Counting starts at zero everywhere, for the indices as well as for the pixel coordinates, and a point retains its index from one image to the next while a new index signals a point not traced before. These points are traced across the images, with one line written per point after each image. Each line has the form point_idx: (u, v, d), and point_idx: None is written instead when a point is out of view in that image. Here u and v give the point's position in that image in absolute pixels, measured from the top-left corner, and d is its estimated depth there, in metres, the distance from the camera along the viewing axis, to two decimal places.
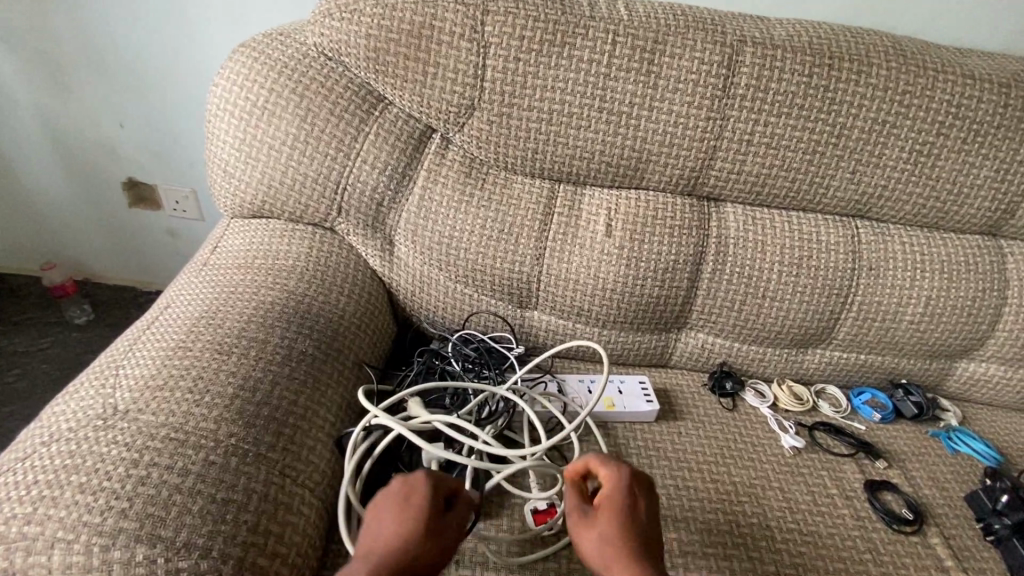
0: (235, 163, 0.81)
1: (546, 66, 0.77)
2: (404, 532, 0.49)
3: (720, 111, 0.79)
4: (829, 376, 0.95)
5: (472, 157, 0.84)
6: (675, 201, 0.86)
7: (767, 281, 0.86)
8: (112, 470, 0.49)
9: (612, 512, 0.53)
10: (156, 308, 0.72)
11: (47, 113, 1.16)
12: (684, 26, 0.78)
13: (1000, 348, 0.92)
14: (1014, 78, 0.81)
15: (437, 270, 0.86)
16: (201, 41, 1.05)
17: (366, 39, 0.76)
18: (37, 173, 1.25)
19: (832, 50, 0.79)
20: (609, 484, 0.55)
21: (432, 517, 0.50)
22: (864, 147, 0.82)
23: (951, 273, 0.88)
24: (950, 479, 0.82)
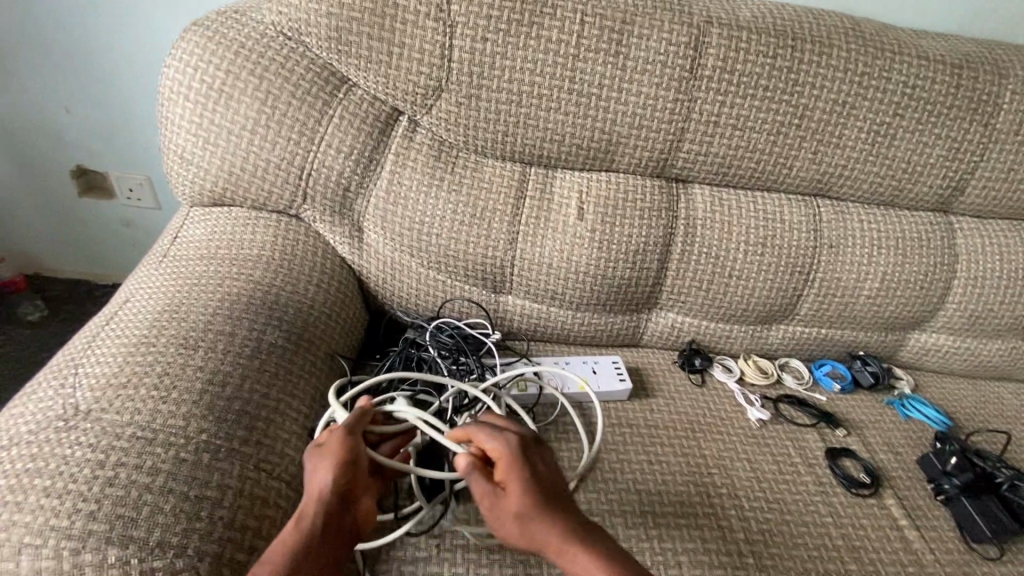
0: (192, 148, 0.78)
1: (514, 48, 0.76)
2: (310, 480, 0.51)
3: (687, 92, 0.80)
4: (792, 350, 0.99)
5: (441, 140, 0.82)
6: (644, 182, 0.86)
7: (733, 260, 0.89)
8: (76, 473, 0.48)
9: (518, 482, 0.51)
10: (115, 304, 0.69)
11: None
12: (651, 6, 0.78)
13: (950, 319, 0.97)
14: (965, 60, 0.85)
15: (409, 256, 0.85)
16: (152, 25, 1.00)
17: (328, 18, 0.73)
18: None
19: (795, 32, 0.80)
20: (505, 454, 0.53)
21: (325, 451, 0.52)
22: (825, 128, 0.84)
23: (905, 249, 0.92)
24: (904, 444, 0.87)
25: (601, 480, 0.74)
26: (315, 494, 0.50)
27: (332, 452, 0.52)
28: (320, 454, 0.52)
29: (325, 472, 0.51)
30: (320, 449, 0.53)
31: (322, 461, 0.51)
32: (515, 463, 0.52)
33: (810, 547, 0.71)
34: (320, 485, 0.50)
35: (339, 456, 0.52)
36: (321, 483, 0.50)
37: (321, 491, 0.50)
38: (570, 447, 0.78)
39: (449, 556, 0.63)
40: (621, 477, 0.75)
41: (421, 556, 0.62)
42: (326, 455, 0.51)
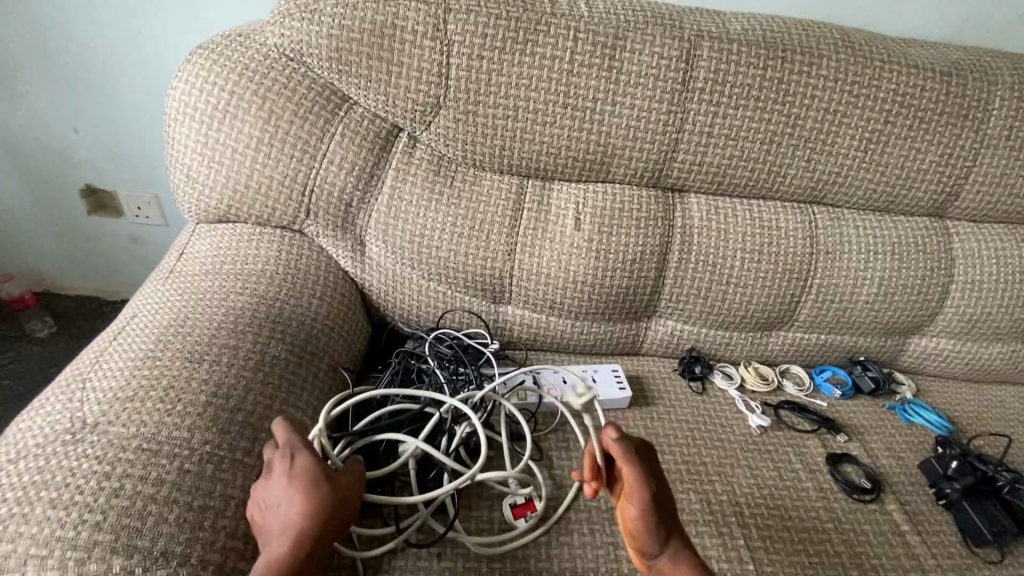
0: (198, 166, 0.80)
1: (509, 64, 0.78)
2: (279, 514, 0.47)
3: (680, 104, 0.81)
4: (793, 357, 0.99)
5: (440, 155, 0.84)
6: (640, 192, 0.88)
7: (730, 268, 0.89)
8: (84, 484, 0.49)
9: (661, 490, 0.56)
10: (122, 319, 0.71)
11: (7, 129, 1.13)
12: (643, 22, 0.79)
13: (949, 323, 0.97)
14: (955, 68, 0.86)
15: (410, 269, 0.87)
16: (159, 48, 1.03)
17: (328, 39, 0.76)
18: None
19: (785, 44, 0.82)
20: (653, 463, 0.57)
21: (300, 484, 0.47)
22: (818, 136, 0.85)
23: (902, 253, 0.93)
24: (906, 449, 0.87)
25: None
26: (285, 531, 0.46)
27: (302, 483, 0.48)
28: (286, 482, 0.48)
29: (297, 503, 0.47)
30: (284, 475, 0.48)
31: (291, 492, 0.47)
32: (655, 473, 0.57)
33: (811, 554, 0.71)
34: (291, 520, 0.46)
35: (309, 483, 0.48)
36: (292, 517, 0.46)
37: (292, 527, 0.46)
38: (570, 456, 0.78)
39: (450, 565, 0.64)
40: None
41: (422, 565, 0.63)
42: (292, 485, 0.48)
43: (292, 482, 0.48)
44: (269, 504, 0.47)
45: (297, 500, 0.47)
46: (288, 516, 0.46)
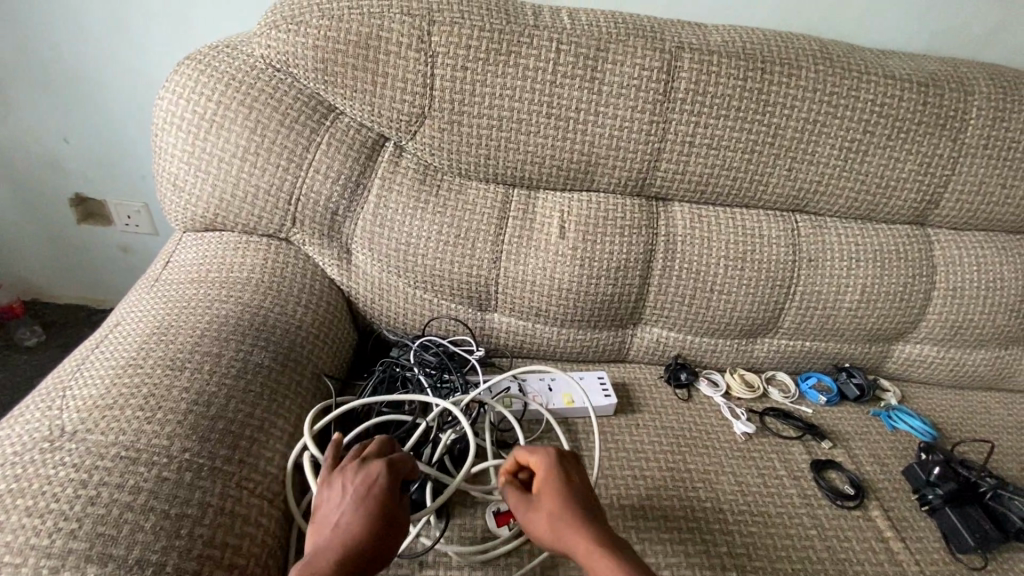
0: (184, 175, 0.81)
1: (493, 75, 0.79)
2: (342, 519, 0.52)
3: (663, 114, 0.82)
4: (778, 363, 1.00)
5: (426, 164, 0.85)
6: (624, 201, 0.89)
7: (714, 275, 0.90)
8: (60, 492, 0.49)
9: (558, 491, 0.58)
10: (106, 327, 0.71)
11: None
12: (625, 33, 0.81)
13: (932, 330, 0.98)
14: (932, 78, 0.88)
15: (396, 276, 0.87)
16: (148, 59, 1.04)
17: (314, 50, 0.77)
18: None
19: (764, 55, 0.83)
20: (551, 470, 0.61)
21: (369, 499, 0.54)
22: (799, 145, 0.86)
23: (884, 260, 0.94)
24: (890, 456, 0.88)
25: None
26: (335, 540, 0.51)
27: (373, 500, 0.54)
28: (356, 496, 0.54)
29: (361, 516, 0.52)
30: (358, 488, 0.55)
31: (358, 506, 0.53)
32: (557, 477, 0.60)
33: (794, 561, 0.71)
34: (349, 529, 0.52)
35: (377, 503, 0.54)
36: (348, 532, 0.51)
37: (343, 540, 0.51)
38: None
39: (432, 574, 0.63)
40: (606, 492, 0.76)
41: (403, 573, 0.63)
42: (360, 501, 0.53)
43: (362, 500, 0.54)
44: (337, 508, 0.54)
45: (360, 516, 0.53)
46: (346, 527, 0.52)
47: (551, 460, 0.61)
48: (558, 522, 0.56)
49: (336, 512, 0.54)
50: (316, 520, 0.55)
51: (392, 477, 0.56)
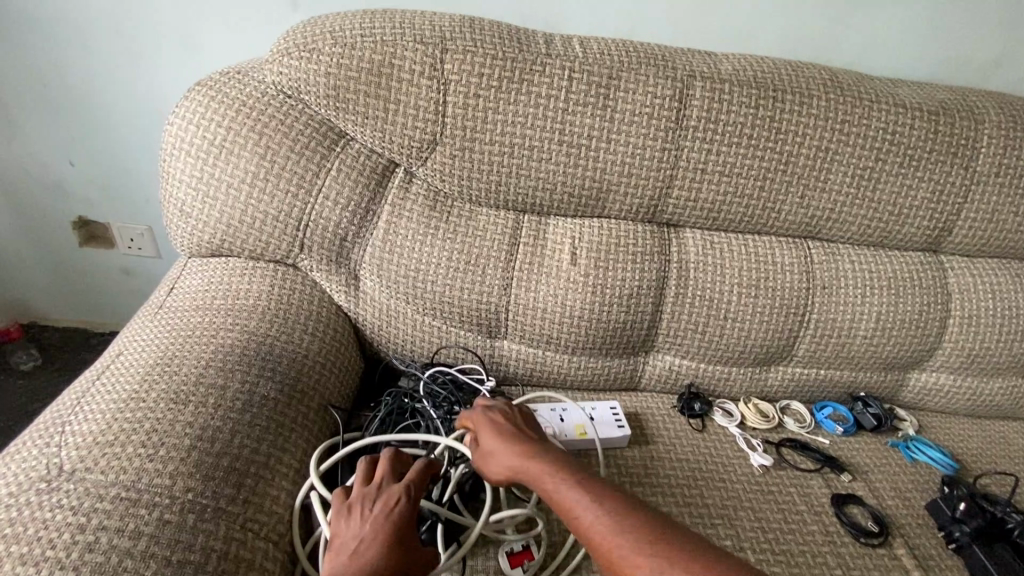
0: (192, 201, 0.80)
1: (506, 102, 0.78)
2: (360, 548, 0.51)
3: (674, 141, 0.82)
4: (792, 392, 0.98)
5: (437, 191, 0.84)
6: (636, 227, 0.88)
7: (727, 302, 0.89)
8: (57, 538, 0.46)
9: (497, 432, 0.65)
10: (107, 357, 0.69)
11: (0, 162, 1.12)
12: (637, 62, 0.81)
13: (949, 358, 0.97)
14: (942, 107, 0.88)
15: (405, 303, 0.86)
16: (158, 84, 1.04)
17: (327, 77, 0.76)
18: None
19: (775, 84, 0.83)
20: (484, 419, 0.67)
21: (388, 528, 0.53)
22: (811, 173, 0.86)
23: (898, 288, 0.93)
24: (912, 489, 0.85)
25: None
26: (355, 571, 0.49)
27: (391, 530, 0.53)
28: (376, 524, 0.53)
29: (378, 548, 0.51)
30: (374, 516, 0.53)
31: (376, 535, 0.52)
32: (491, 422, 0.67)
33: None
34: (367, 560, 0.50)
35: (396, 535, 0.52)
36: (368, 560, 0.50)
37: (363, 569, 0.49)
38: None
39: None
40: None
41: None
42: (381, 530, 0.52)
43: (381, 526, 0.53)
44: (354, 535, 0.52)
45: (379, 545, 0.51)
46: (364, 557, 0.50)
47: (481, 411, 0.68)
48: (502, 457, 0.61)
49: (352, 541, 0.52)
50: (331, 548, 0.52)
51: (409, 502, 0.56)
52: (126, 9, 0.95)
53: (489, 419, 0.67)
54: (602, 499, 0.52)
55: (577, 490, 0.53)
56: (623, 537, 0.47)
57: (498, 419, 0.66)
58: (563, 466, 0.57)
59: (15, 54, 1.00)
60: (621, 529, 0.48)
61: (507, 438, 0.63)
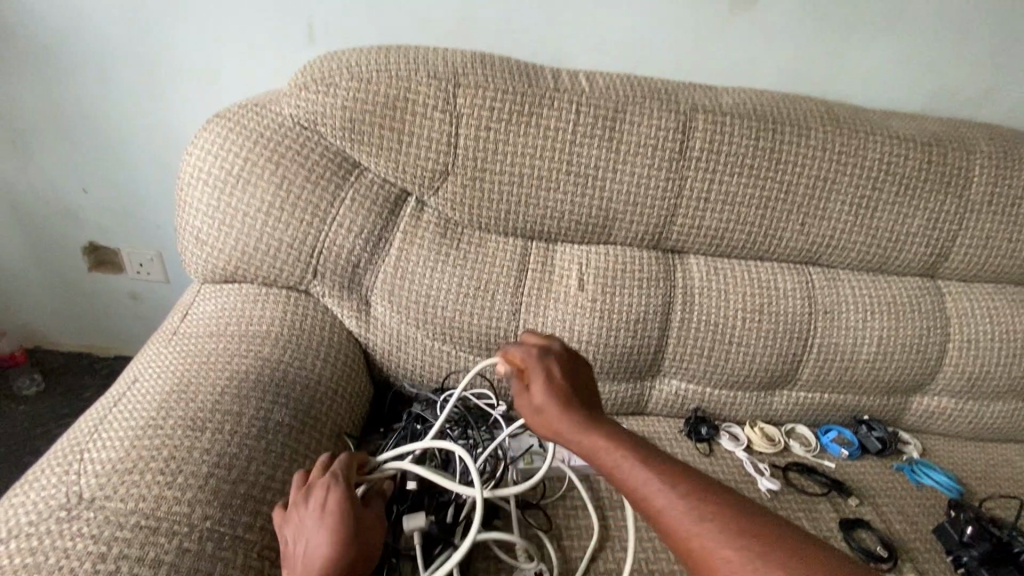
0: (207, 229, 0.81)
1: (515, 134, 0.81)
2: (309, 548, 0.51)
3: (678, 172, 0.85)
4: (797, 416, 0.99)
5: (447, 218, 0.86)
6: (642, 254, 0.90)
7: (731, 328, 0.91)
8: (79, 566, 0.47)
9: (546, 387, 0.57)
10: (122, 384, 0.70)
11: (12, 187, 1.14)
12: (641, 96, 0.84)
13: (950, 382, 0.98)
14: (935, 138, 0.91)
15: (415, 329, 0.87)
16: (173, 114, 1.06)
17: (343, 111, 0.79)
18: None
19: (775, 117, 0.86)
20: (529, 363, 0.59)
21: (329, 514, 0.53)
22: (810, 201, 0.89)
23: (898, 313, 0.95)
24: (919, 513, 0.86)
25: (613, 561, 0.72)
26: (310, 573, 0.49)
27: (330, 514, 0.53)
28: (316, 516, 0.53)
29: (321, 540, 0.51)
30: (317, 512, 0.53)
31: (319, 528, 0.52)
32: (536, 370, 0.58)
33: None
34: (316, 556, 0.50)
35: (337, 521, 0.53)
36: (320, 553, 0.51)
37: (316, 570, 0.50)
38: (580, 526, 0.76)
39: None
40: (633, 556, 0.73)
41: None
42: (322, 522, 0.52)
43: (324, 521, 0.53)
44: (302, 537, 0.52)
45: (325, 537, 0.52)
46: (314, 552, 0.51)
47: (532, 355, 0.59)
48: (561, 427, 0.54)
49: (300, 544, 0.52)
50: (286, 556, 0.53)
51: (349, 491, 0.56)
52: (146, 42, 0.98)
53: (542, 372, 0.57)
54: (684, 488, 0.46)
55: (651, 475, 0.48)
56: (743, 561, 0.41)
57: (550, 369, 0.58)
58: (645, 452, 0.50)
59: (32, 83, 1.03)
60: (741, 558, 0.41)
61: (564, 404, 0.55)
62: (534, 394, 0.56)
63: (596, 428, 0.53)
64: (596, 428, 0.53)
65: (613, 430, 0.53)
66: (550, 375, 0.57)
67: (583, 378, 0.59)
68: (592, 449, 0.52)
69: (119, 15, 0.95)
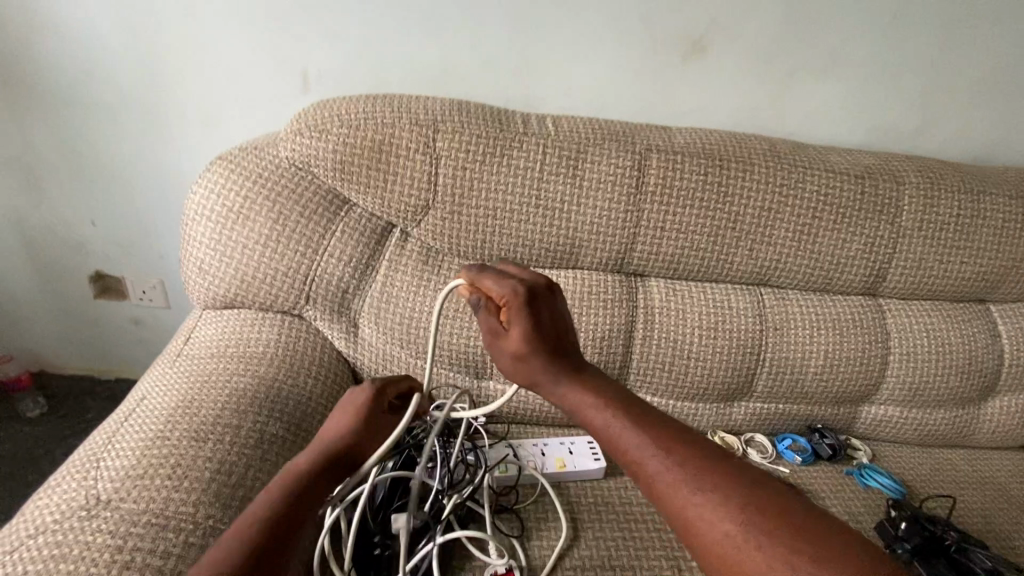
0: (210, 260, 0.90)
1: (489, 173, 0.91)
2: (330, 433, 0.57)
3: (636, 205, 0.94)
4: (755, 426, 1.07)
5: (429, 247, 0.95)
6: (607, 277, 0.99)
7: (690, 344, 0.99)
8: (98, 557, 0.54)
9: (527, 336, 0.59)
10: (132, 401, 0.77)
11: (24, 220, 1.22)
12: (602, 138, 0.94)
13: (893, 392, 1.07)
14: (867, 171, 1.01)
15: (399, 348, 0.95)
16: (177, 153, 1.15)
17: (334, 154, 0.89)
18: (8, 274, 1.29)
19: (722, 154, 0.96)
20: (510, 301, 0.60)
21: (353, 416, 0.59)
22: (756, 229, 0.98)
23: (842, 329, 1.04)
24: (863, 513, 0.93)
25: (579, 557, 0.79)
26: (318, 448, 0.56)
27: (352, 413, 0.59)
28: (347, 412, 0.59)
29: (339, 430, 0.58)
30: (345, 406, 0.61)
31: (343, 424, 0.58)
32: (514, 312, 0.59)
33: None
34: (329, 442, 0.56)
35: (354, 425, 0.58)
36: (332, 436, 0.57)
37: (324, 445, 0.56)
38: (550, 526, 0.83)
39: None
40: (597, 553, 0.80)
41: None
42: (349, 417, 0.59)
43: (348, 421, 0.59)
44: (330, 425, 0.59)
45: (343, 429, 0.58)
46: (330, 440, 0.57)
47: (516, 298, 0.60)
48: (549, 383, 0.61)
49: (330, 426, 0.59)
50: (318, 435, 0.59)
51: (376, 397, 0.62)
52: (153, 91, 1.08)
53: (524, 321, 0.59)
54: (665, 447, 0.53)
55: (632, 432, 0.55)
56: (706, 506, 0.49)
57: (532, 315, 0.60)
58: (629, 410, 0.57)
59: (45, 125, 1.11)
60: (707, 496, 0.49)
61: (544, 356, 0.60)
62: (515, 342, 0.60)
63: (574, 383, 0.60)
64: (574, 383, 0.60)
65: (592, 386, 0.60)
66: (534, 320, 0.60)
67: (561, 319, 0.62)
68: (568, 399, 0.60)
69: (129, 68, 1.05)
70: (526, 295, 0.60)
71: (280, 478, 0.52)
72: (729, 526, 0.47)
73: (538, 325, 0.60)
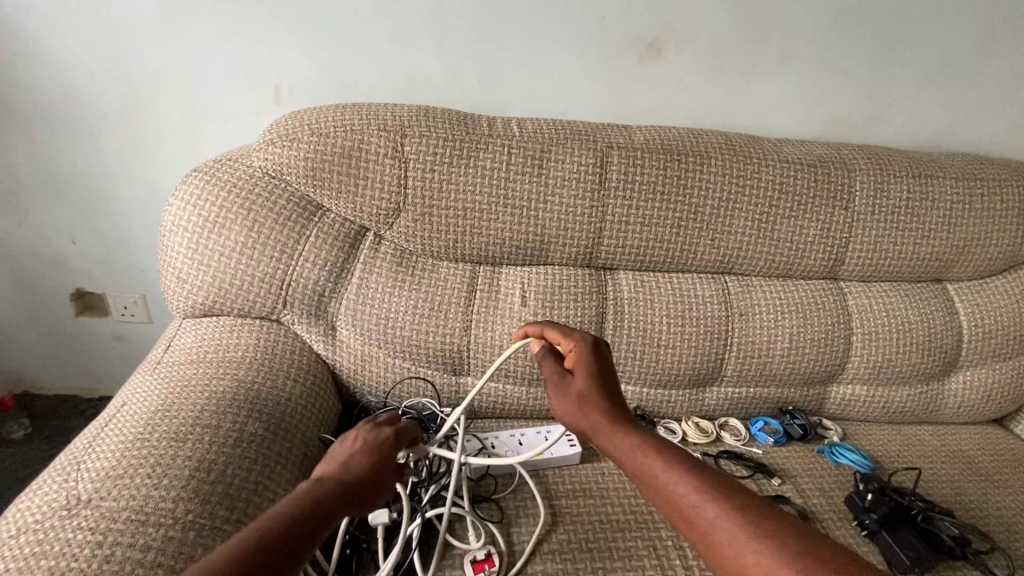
0: (188, 270, 0.92)
1: (457, 174, 0.94)
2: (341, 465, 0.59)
3: (600, 201, 0.98)
4: (728, 410, 1.10)
5: (402, 249, 0.98)
6: (577, 272, 1.02)
7: (660, 331, 1.03)
8: (78, 552, 0.56)
9: (585, 382, 0.68)
10: (113, 407, 0.79)
11: (4, 241, 1.23)
12: (565, 137, 0.98)
13: (859, 371, 1.11)
14: (820, 160, 1.06)
15: (378, 348, 0.98)
16: (155, 168, 1.17)
17: (305, 162, 0.92)
18: None
19: (681, 149, 1.01)
20: (578, 350, 0.71)
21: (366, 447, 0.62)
22: (717, 219, 1.03)
23: (805, 312, 1.08)
24: (834, 488, 0.97)
25: (556, 542, 0.81)
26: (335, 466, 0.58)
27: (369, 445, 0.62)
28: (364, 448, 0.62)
29: (349, 459, 0.60)
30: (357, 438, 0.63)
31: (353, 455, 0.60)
32: (582, 358, 0.70)
33: None
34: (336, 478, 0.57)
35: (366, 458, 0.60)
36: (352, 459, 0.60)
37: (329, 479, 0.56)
38: (528, 514, 0.85)
39: None
40: (575, 536, 0.82)
41: None
42: (364, 454, 0.61)
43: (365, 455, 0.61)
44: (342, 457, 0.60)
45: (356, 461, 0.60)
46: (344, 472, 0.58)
47: (585, 348, 0.71)
48: (599, 422, 0.65)
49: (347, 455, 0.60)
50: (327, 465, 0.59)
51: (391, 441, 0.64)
52: (130, 109, 1.10)
53: (586, 368, 0.69)
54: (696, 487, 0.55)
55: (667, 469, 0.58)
56: (717, 513, 0.53)
57: (591, 367, 0.69)
58: (667, 453, 0.60)
59: (22, 145, 1.13)
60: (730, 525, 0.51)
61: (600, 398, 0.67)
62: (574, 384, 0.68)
63: (617, 425, 0.64)
64: (620, 427, 0.64)
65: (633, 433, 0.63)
66: (586, 370, 0.69)
67: (607, 375, 0.69)
68: (608, 441, 0.64)
69: (105, 88, 1.08)
70: (593, 342, 0.72)
71: (278, 508, 0.51)
72: (738, 529, 0.51)
73: (597, 369, 0.69)
